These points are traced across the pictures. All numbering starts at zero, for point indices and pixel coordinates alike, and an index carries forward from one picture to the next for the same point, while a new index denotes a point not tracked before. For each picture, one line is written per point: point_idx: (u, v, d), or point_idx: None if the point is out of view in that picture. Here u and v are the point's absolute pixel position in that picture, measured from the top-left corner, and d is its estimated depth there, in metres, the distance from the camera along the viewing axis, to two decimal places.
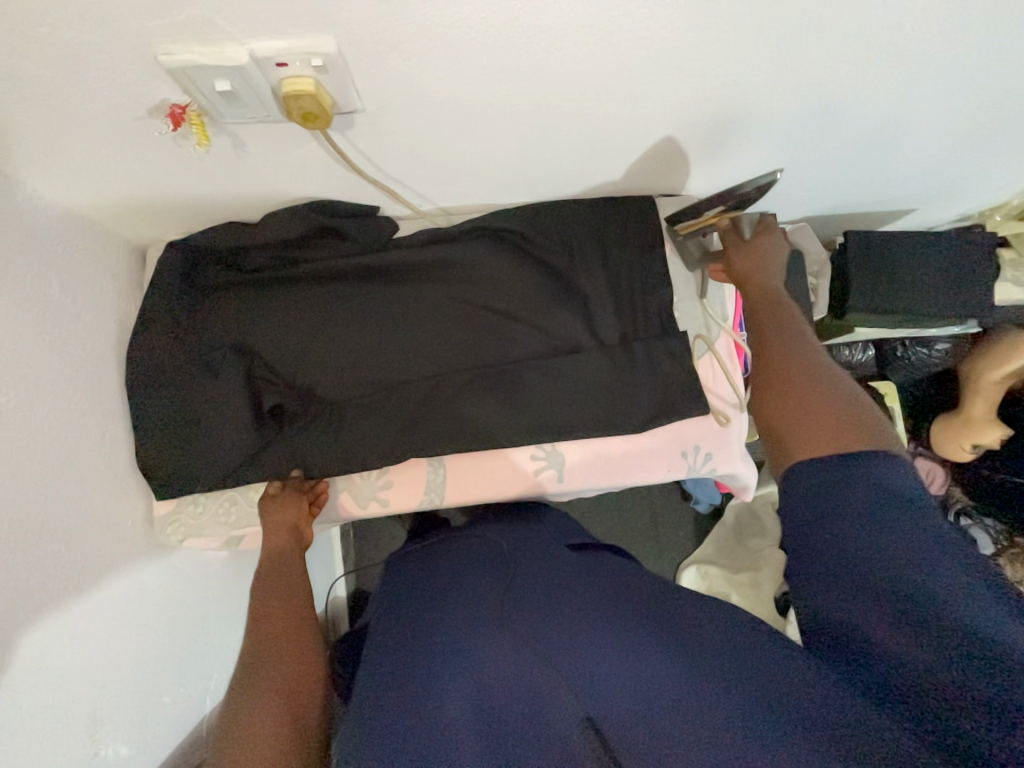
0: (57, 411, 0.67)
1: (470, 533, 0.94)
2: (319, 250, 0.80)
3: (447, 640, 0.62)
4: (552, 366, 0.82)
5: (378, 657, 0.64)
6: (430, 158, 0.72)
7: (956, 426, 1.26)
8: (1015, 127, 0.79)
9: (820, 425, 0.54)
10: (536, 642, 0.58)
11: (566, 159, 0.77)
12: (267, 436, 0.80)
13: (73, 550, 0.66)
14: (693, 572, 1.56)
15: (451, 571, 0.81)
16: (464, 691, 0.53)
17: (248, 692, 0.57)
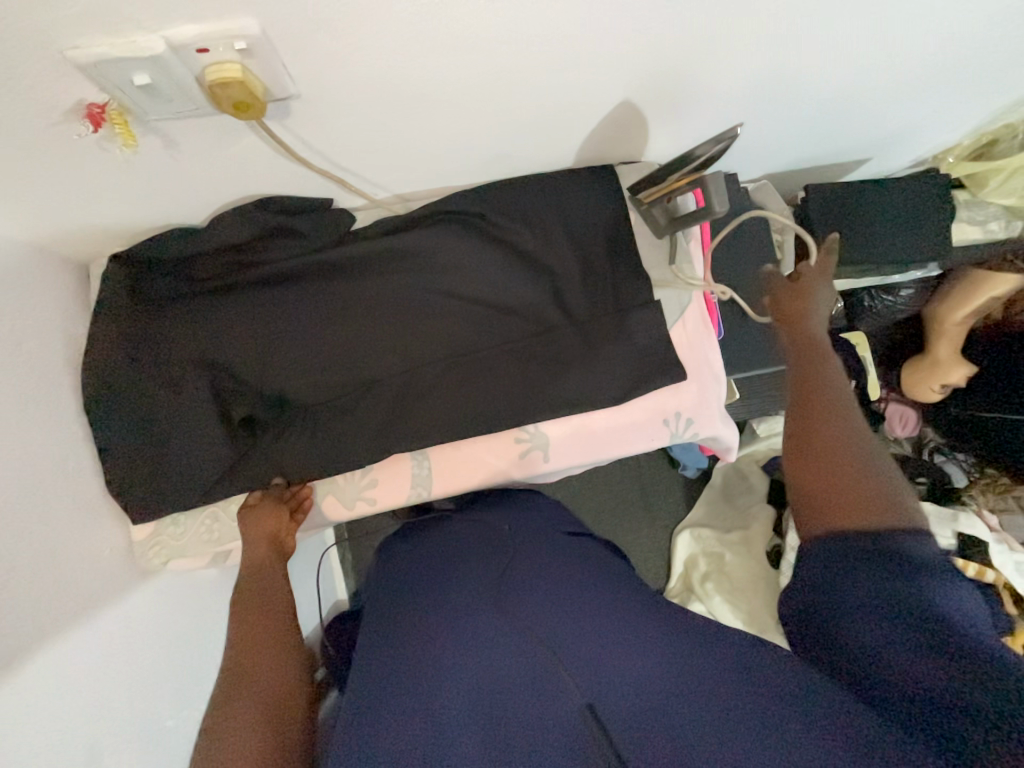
0: (10, 445, 0.63)
1: (459, 521, 0.94)
2: (273, 248, 0.77)
3: (430, 638, 0.62)
4: (526, 348, 0.81)
5: (365, 667, 0.64)
6: (378, 143, 0.69)
7: (924, 368, 1.30)
8: (962, 67, 0.80)
9: (848, 498, 0.56)
10: (534, 633, 0.59)
11: (520, 132, 0.74)
12: (242, 447, 0.77)
13: (47, 586, 0.63)
14: (686, 535, 1.61)
15: (438, 562, 0.81)
16: (468, 686, 0.54)
17: (229, 718, 0.55)
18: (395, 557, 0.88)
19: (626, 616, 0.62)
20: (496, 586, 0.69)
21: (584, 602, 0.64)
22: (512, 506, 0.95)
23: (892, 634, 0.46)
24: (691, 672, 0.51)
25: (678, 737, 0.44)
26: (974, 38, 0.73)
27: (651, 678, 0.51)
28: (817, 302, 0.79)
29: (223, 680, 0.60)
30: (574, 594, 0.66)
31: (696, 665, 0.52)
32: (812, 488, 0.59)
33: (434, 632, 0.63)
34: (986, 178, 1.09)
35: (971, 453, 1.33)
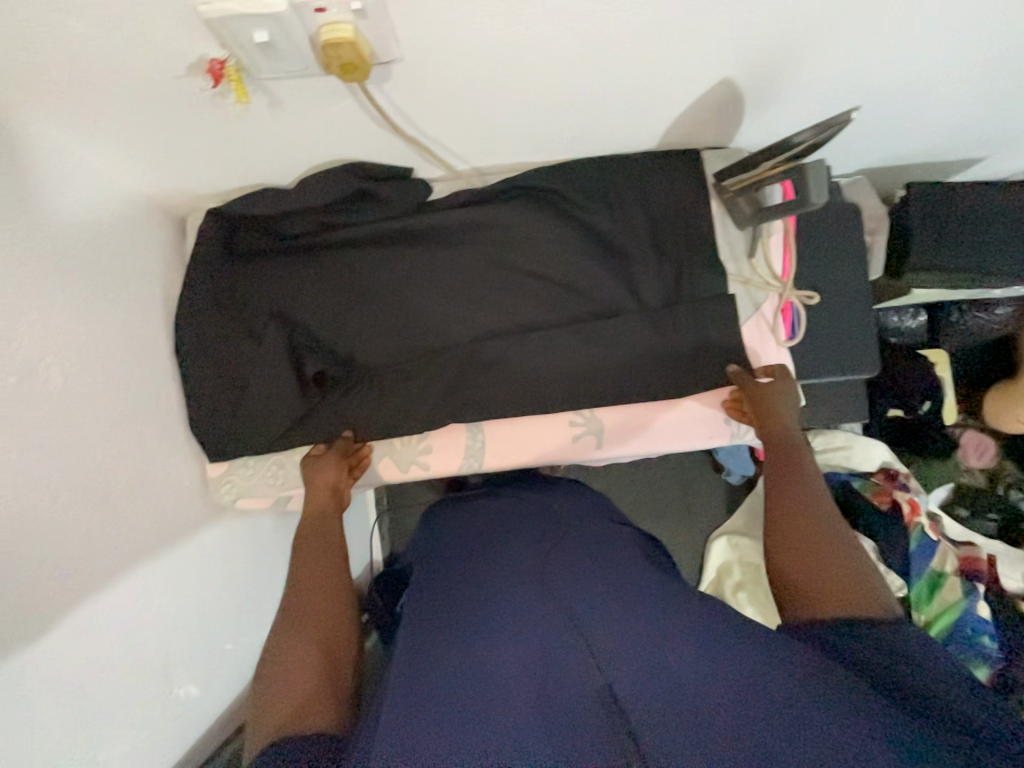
0: (115, 376, 0.69)
1: (505, 497, 0.96)
2: (355, 212, 0.79)
3: (481, 613, 0.65)
4: (592, 332, 0.80)
5: (413, 628, 0.67)
6: (466, 112, 0.69)
7: (1012, 394, 1.19)
8: None
9: (824, 593, 0.57)
10: (574, 617, 0.61)
11: (610, 108, 0.72)
12: (311, 402, 0.81)
13: (136, 506, 0.70)
14: (723, 541, 1.57)
15: (486, 537, 0.84)
16: (512, 672, 0.55)
17: (289, 654, 0.60)
18: (443, 527, 0.91)
19: (667, 610, 0.61)
20: (541, 570, 0.71)
21: (627, 594, 0.65)
22: (554, 493, 0.96)
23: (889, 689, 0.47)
24: (736, 671, 0.50)
25: (709, 735, 0.45)
26: None
27: (694, 673, 0.51)
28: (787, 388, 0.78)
29: (285, 617, 0.64)
30: (615, 588, 0.66)
31: (738, 665, 0.51)
32: (792, 584, 0.60)
33: (486, 607, 0.66)
34: None
35: None
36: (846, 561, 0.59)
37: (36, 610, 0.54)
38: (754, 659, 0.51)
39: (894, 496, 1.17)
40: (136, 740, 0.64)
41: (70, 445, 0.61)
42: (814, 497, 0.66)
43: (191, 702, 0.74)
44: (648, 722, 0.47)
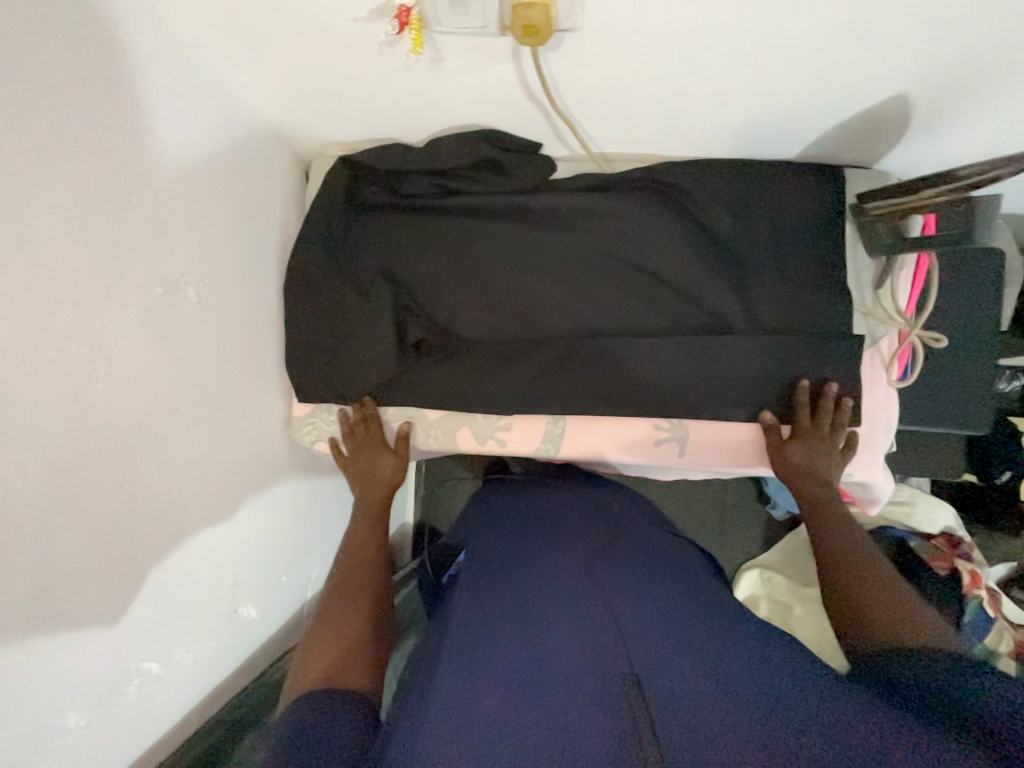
0: (234, 303, 0.72)
1: (560, 495, 0.96)
2: (477, 182, 0.79)
3: (525, 610, 0.64)
4: (697, 340, 0.78)
5: (464, 607, 0.69)
6: (618, 93, 0.67)
7: None
8: None
9: (886, 626, 0.59)
10: (617, 617, 0.61)
11: (764, 107, 0.69)
12: (406, 364, 0.82)
13: (234, 430, 0.72)
14: (754, 574, 1.52)
15: (533, 534, 0.84)
16: (559, 660, 0.55)
17: (338, 626, 0.66)
18: (503, 513, 0.92)
19: (727, 631, 0.60)
20: (590, 573, 0.71)
21: (672, 605, 0.65)
22: (611, 498, 0.96)
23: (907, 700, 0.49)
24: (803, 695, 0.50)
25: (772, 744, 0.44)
26: None
27: (760, 688, 0.51)
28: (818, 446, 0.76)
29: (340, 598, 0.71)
30: (679, 601, 0.66)
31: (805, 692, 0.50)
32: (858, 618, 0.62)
33: (529, 604, 0.65)
34: None
35: None
36: (897, 605, 0.61)
37: (151, 508, 0.57)
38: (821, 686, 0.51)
39: (955, 565, 1.07)
40: (205, 649, 0.67)
41: (193, 362, 0.63)
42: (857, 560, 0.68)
43: (250, 624, 0.77)
44: (696, 722, 0.47)
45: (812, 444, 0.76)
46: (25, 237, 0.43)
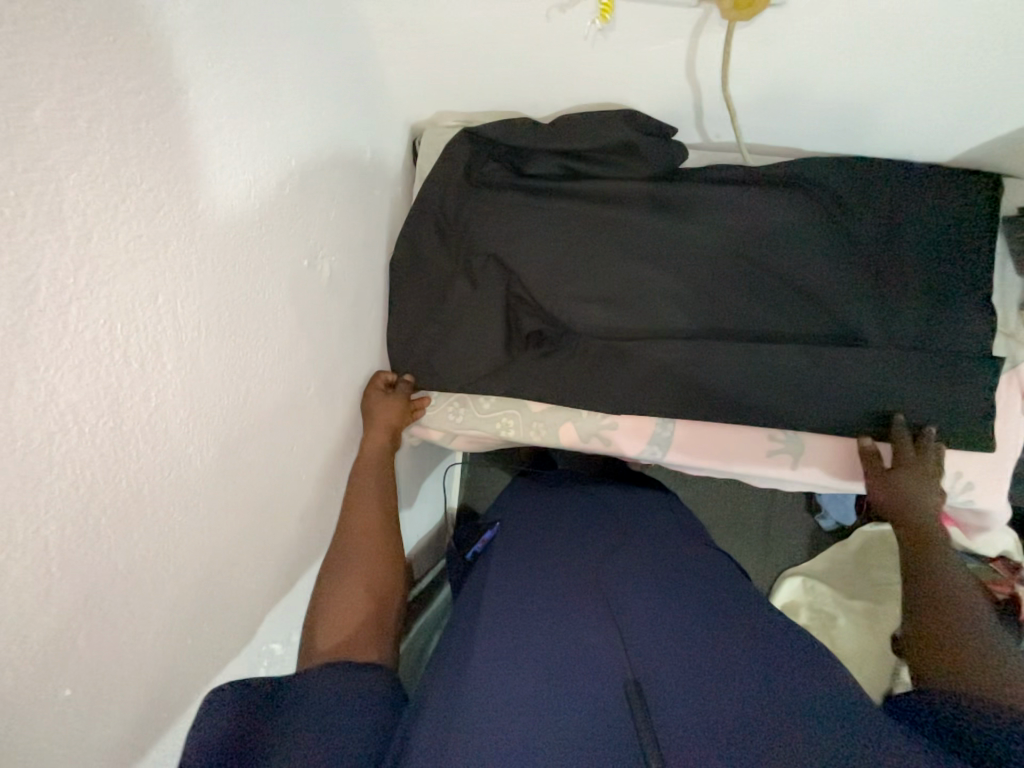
0: (355, 279, 0.69)
1: (585, 495, 0.90)
2: (606, 166, 0.74)
3: (520, 611, 0.60)
4: (826, 351, 0.74)
5: (498, 583, 0.67)
6: (790, 73, 0.62)
7: None
8: None
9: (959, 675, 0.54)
10: (617, 618, 0.57)
11: (939, 102, 0.64)
12: (509, 356, 0.79)
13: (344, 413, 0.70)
14: (796, 582, 1.48)
15: (536, 536, 0.79)
16: (592, 645, 0.54)
17: (338, 598, 0.62)
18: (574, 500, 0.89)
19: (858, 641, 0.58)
20: (589, 572, 0.67)
21: (691, 606, 0.60)
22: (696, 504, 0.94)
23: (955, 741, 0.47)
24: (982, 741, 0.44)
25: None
26: None
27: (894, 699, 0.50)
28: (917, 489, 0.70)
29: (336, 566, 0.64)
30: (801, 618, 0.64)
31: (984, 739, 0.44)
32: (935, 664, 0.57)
33: (527, 603, 0.61)
34: None
35: None
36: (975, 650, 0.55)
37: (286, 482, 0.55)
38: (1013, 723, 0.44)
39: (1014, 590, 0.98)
40: None
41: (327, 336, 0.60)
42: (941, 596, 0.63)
43: None
44: (709, 742, 0.43)
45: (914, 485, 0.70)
46: (218, 189, 0.40)
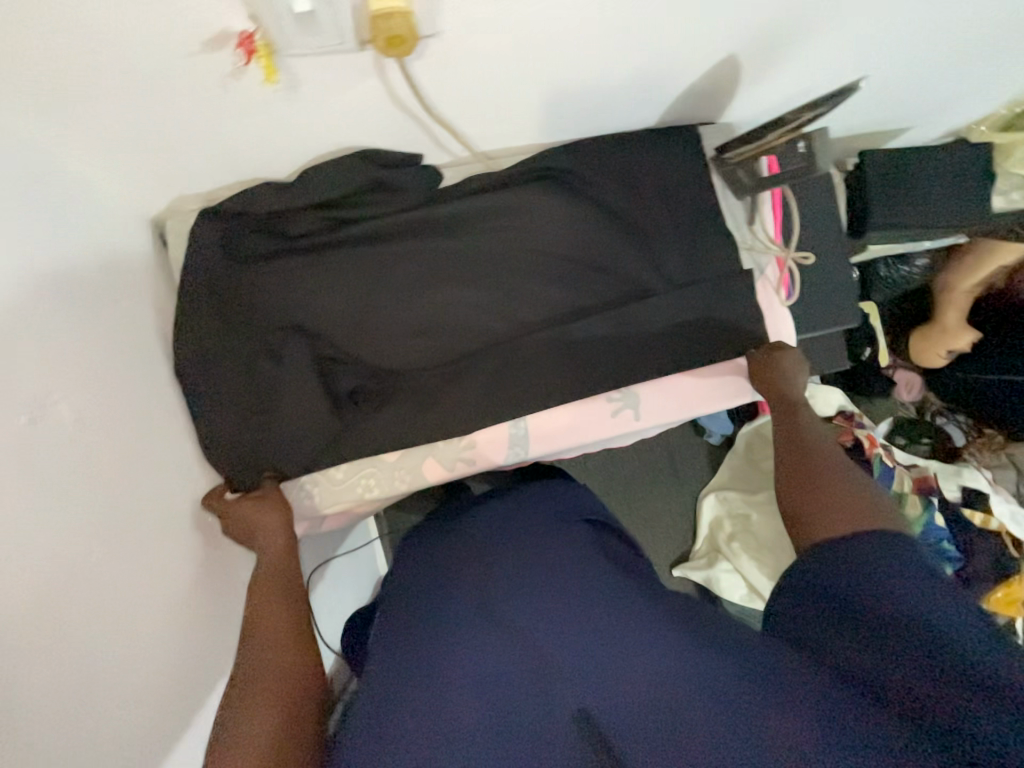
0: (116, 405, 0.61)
1: (453, 527, 0.82)
2: (368, 206, 0.75)
3: (424, 673, 0.53)
4: (621, 309, 0.82)
5: (389, 635, 0.63)
6: (489, 87, 0.67)
7: (934, 335, 1.36)
8: (1007, 39, 0.86)
9: (840, 515, 0.59)
10: (532, 641, 0.54)
11: (621, 81, 0.73)
12: (344, 419, 0.76)
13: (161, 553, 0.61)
14: (711, 498, 1.63)
15: (416, 583, 0.72)
16: (483, 676, 0.52)
17: (244, 720, 0.49)
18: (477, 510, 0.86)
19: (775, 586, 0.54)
20: (481, 597, 0.62)
21: (587, 599, 0.58)
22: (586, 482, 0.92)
23: (875, 646, 0.43)
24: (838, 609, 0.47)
25: (862, 716, 0.40)
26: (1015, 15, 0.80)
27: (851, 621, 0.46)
28: (797, 369, 0.79)
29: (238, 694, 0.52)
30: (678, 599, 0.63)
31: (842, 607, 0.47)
32: (809, 517, 0.61)
33: (427, 662, 0.54)
34: (1011, 149, 1.12)
35: (969, 415, 1.43)
36: (844, 490, 0.62)
37: (46, 694, 0.46)
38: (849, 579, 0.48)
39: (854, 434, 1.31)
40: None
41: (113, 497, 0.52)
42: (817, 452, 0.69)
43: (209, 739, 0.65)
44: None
45: (789, 366, 0.79)
46: None
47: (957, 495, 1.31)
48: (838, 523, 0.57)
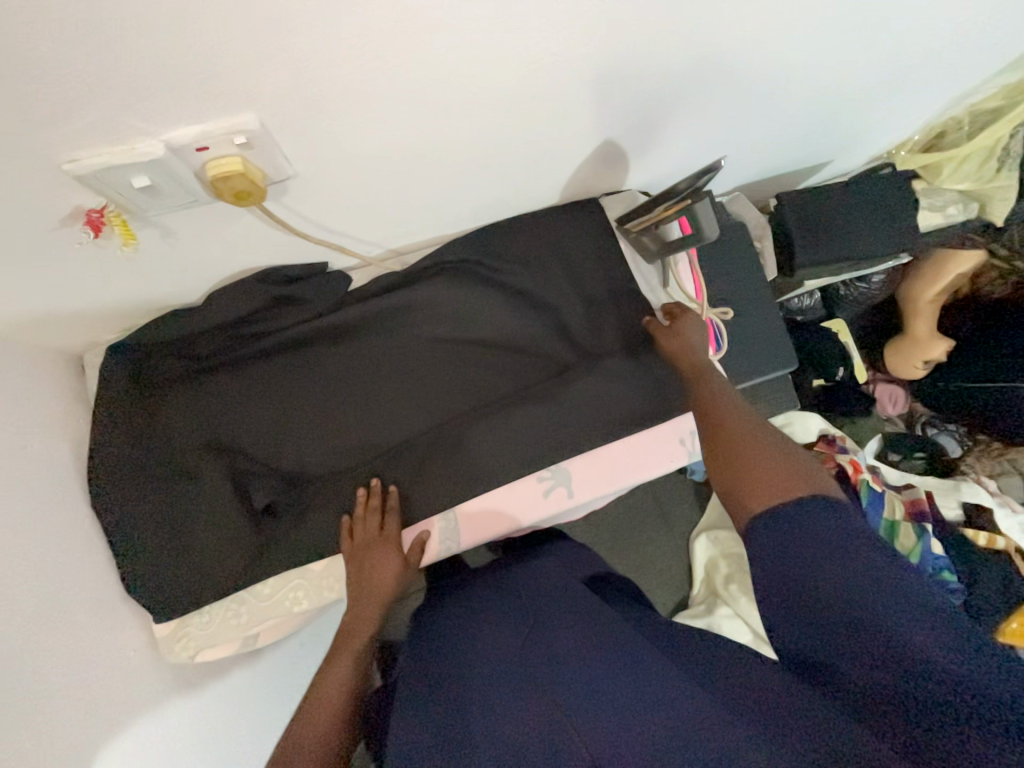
0: (38, 551, 0.61)
1: (474, 593, 0.80)
2: (276, 321, 0.77)
3: (461, 737, 0.52)
4: (541, 390, 0.83)
5: (410, 690, 0.64)
6: (376, 202, 0.69)
7: (905, 347, 1.30)
8: (892, 83, 0.88)
9: (773, 475, 0.53)
10: (555, 694, 0.54)
11: (514, 174, 0.75)
12: (266, 533, 0.76)
13: (92, 700, 0.60)
14: (704, 539, 1.45)
15: (445, 639, 0.71)
16: (512, 721, 0.53)
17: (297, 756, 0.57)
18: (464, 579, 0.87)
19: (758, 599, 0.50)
20: (519, 658, 0.61)
21: (603, 651, 0.57)
22: (568, 551, 0.88)
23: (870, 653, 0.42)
24: (839, 619, 0.44)
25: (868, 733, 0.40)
26: (891, 64, 0.81)
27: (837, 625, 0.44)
28: (695, 331, 0.77)
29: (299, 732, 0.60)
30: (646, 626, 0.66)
31: (839, 612, 0.44)
32: (738, 483, 0.55)
33: (459, 715, 0.55)
34: (940, 167, 1.10)
35: (961, 423, 1.33)
36: (768, 447, 0.56)
37: None
38: (849, 584, 0.44)
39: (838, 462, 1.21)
40: None
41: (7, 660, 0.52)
42: (733, 407, 0.63)
43: None
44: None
45: (688, 327, 0.77)
46: None
47: (959, 513, 1.22)
48: (777, 485, 0.52)
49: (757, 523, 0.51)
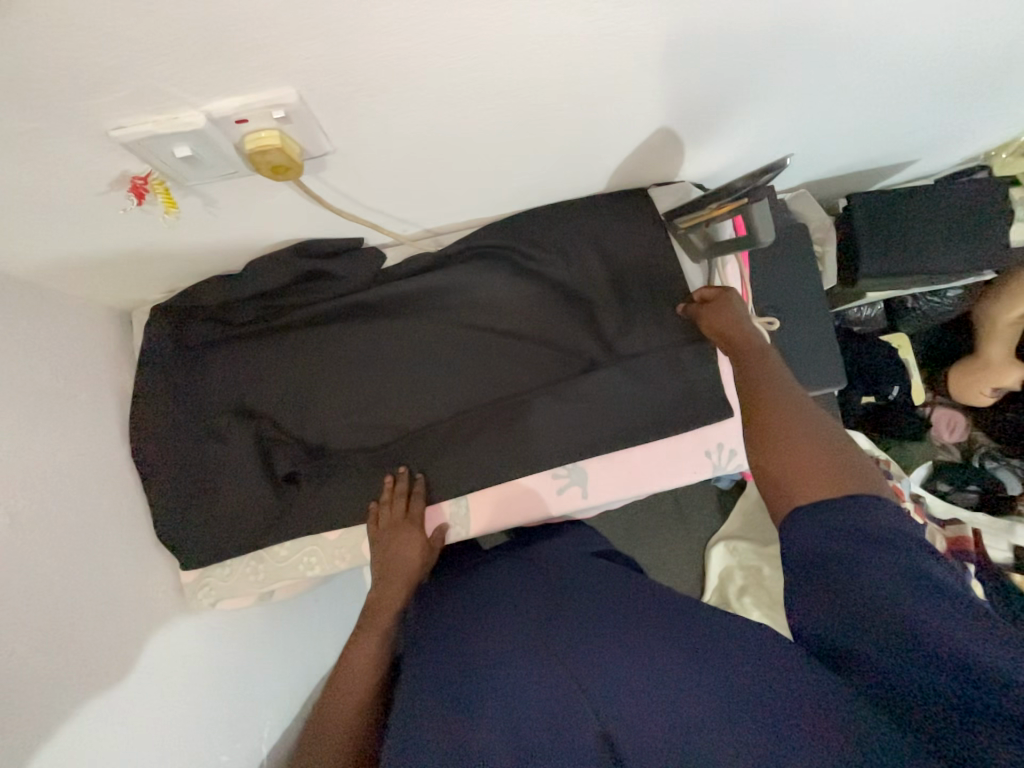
0: (82, 493, 0.66)
1: (495, 566, 0.81)
2: (309, 294, 0.78)
3: (473, 703, 0.54)
4: (567, 384, 0.80)
5: (426, 649, 0.66)
6: (413, 182, 0.68)
7: (972, 370, 1.18)
8: (1000, 77, 0.77)
9: (822, 470, 0.51)
10: (565, 663, 0.54)
11: (559, 160, 0.72)
12: (287, 498, 0.80)
13: (123, 632, 0.65)
14: (720, 548, 1.42)
15: (465, 604, 0.73)
16: (515, 690, 0.54)
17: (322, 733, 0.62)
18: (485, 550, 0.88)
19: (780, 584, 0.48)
20: (534, 629, 0.62)
21: (618, 628, 0.57)
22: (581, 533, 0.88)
23: (894, 644, 0.40)
24: (860, 608, 0.41)
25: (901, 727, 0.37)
26: (1002, 55, 0.71)
27: (858, 613, 0.42)
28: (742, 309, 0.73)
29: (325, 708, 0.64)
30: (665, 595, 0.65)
31: (863, 603, 0.41)
32: (783, 475, 0.53)
33: (468, 684, 0.57)
34: None
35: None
36: (818, 439, 0.54)
37: None
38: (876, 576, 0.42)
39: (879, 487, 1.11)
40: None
41: (46, 592, 0.57)
42: (781, 392, 0.60)
43: None
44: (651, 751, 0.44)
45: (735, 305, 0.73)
46: None
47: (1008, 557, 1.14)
48: (826, 482, 0.50)
49: (798, 514, 0.49)
